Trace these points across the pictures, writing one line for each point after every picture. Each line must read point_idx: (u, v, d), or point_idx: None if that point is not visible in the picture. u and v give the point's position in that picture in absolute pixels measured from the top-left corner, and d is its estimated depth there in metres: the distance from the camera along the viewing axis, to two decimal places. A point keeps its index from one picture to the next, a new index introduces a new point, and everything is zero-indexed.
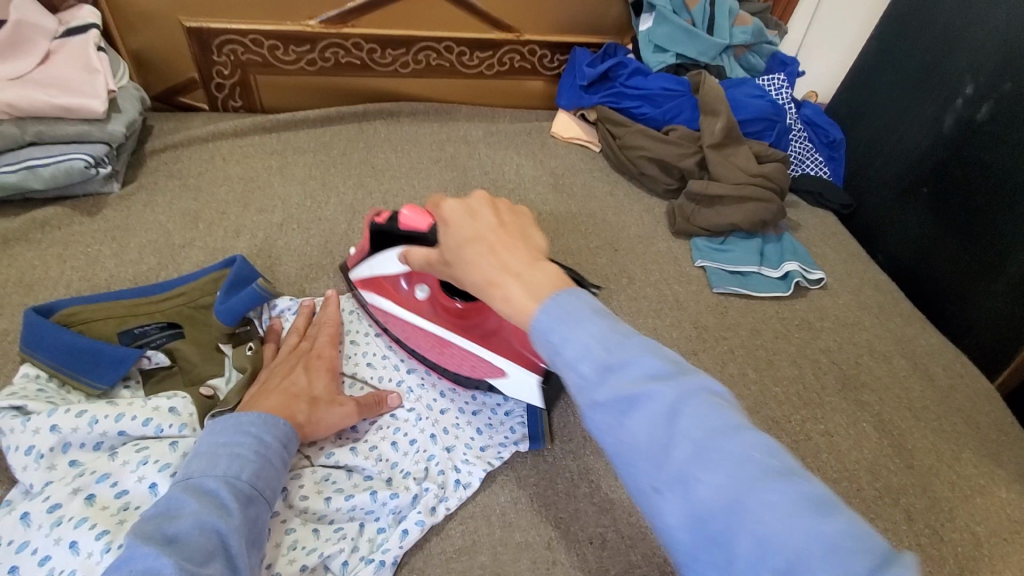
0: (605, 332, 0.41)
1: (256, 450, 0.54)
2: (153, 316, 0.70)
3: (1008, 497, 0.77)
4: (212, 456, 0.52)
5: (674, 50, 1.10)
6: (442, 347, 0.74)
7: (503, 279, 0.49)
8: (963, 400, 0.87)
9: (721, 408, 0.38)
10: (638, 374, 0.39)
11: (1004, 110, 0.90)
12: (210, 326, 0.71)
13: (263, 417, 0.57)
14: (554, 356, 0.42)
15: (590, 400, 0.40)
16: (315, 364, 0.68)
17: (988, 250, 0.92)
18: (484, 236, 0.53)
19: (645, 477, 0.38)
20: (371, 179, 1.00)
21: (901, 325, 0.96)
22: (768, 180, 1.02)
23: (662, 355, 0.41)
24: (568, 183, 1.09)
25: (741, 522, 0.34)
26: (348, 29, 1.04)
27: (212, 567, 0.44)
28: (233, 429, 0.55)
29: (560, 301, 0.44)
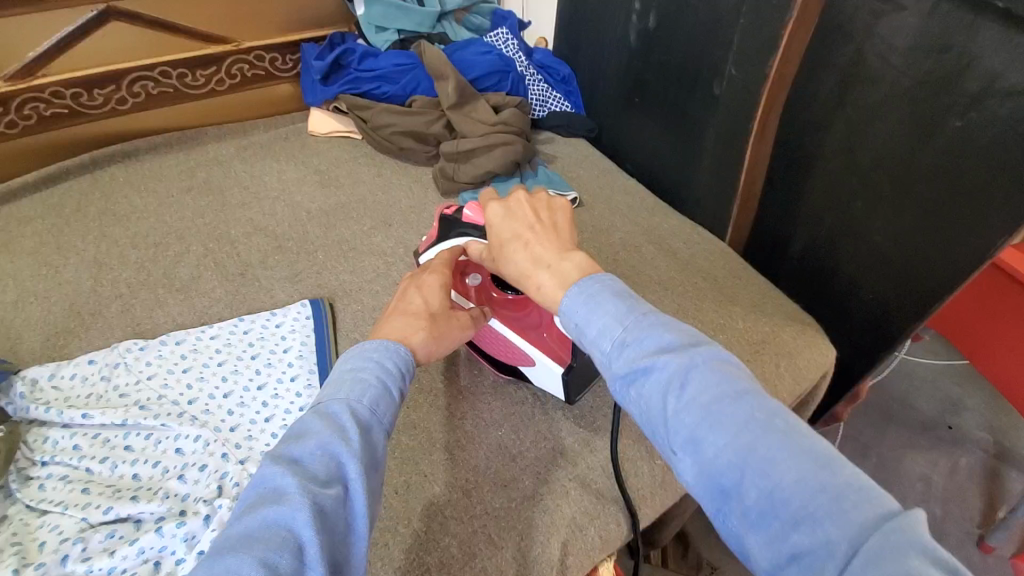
0: (620, 313, 0.50)
1: (378, 375, 0.52)
2: None
3: (743, 326, 0.94)
4: (340, 381, 0.51)
5: (393, 27, 1.16)
6: (488, 333, 0.77)
7: (535, 271, 0.60)
8: (704, 262, 1.03)
9: (729, 376, 0.44)
10: (652, 348, 0.47)
11: (664, 17, 1.04)
12: None
13: (384, 345, 0.56)
14: (579, 333, 0.52)
15: (612, 373, 0.49)
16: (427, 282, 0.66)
17: (690, 133, 1.07)
18: (520, 235, 0.63)
19: (666, 441, 0.45)
20: (115, 227, 0.95)
21: (647, 216, 1.11)
22: (508, 125, 1.12)
23: (677, 332, 0.48)
24: (334, 176, 1.11)
25: (746, 473, 0.40)
26: (37, 80, 0.97)
27: (332, 489, 0.44)
28: (359, 356, 0.54)
29: (585, 287, 0.53)
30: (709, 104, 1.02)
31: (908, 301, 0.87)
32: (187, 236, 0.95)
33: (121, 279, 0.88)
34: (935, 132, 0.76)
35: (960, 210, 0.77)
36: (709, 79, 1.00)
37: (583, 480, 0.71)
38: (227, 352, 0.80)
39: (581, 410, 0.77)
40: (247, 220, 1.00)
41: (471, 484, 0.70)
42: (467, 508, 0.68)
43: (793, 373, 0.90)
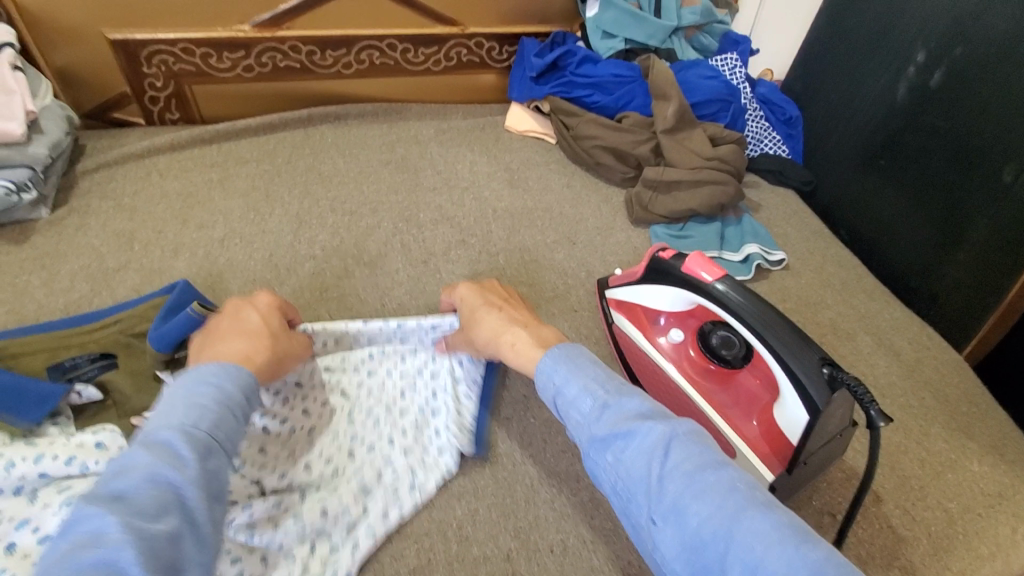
0: (600, 377, 0.51)
1: (217, 398, 0.47)
2: (86, 347, 0.67)
3: (977, 469, 0.76)
4: (173, 402, 0.45)
5: (622, 35, 1.08)
6: (682, 401, 0.72)
7: (508, 329, 0.61)
8: (930, 374, 0.86)
9: (703, 445, 0.45)
10: (631, 413, 0.48)
11: (955, 76, 0.88)
12: (145, 354, 0.68)
13: (225, 365, 0.50)
14: (557, 397, 0.52)
15: (591, 436, 0.48)
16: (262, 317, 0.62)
17: (949, 218, 0.89)
18: (493, 304, 0.66)
19: (643, 510, 0.44)
20: (317, 187, 0.97)
21: (865, 301, 0.95)
22: (723, 162, 1.02)
23: (654, 403, 0.49)
24: (524, 177, 1.07)
25: (727, 547, 0.39)
26: (283, 32, 1.00)
27: (166, 523, 0.38)
28: (194, 381, 0.48)
29: (565, 351, 0.54)
30: (988, 191, 0.84)
31: None
32: (380, 210, 0.95)
33: (316, 241, 0.89)
34: None
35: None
36: (999, 163, 0.82)
37: None
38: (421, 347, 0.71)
39: None
40: (434, 206, 0.98)
41: (635, 569, 0.61)
42: None
43: None
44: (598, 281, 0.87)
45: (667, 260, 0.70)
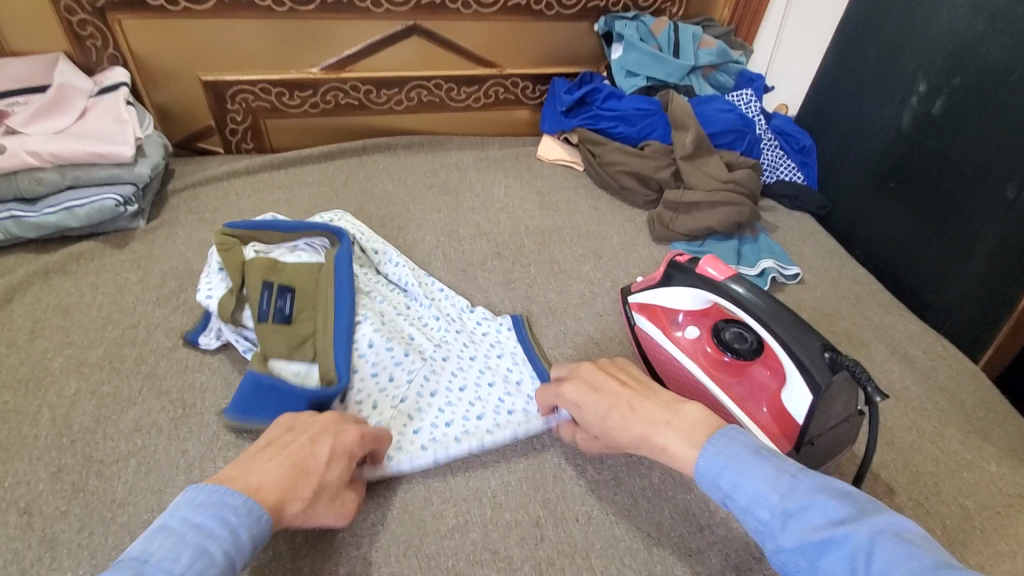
0: (773, 476, 0.49)
1: (223, 550, 0.43)
2: (299, 305, 0.78)
3: (997, 471, 0.77)
4: (176, 546, 0.42)
5: (644, 73, 1.20)
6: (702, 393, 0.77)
7: (656, 429, 0.56)
8: (945, 380, 0.89)
9: (907, 545, 0.42)
10: (820, 521, 0.45)
11: (955, 104, 0.94)
12: (303, 330, 0.77)
13: (247, 505, 0.47)
14: (727, 500, 0.50)
15: (778, 546, 0.46)
16: (347, 442, 0.59)
17: (959, 233, 0.94)
18: (619, 399, 0.61)
19: None
20: (370, 206, 1.09)
21: (879, 312, 0.99)
22: (738, 185, 1.10)
23: (842, 499, 0.46)
24: (554, 200, 1.17)
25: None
26: (346, 74, 1.16)
27: None
28: (210, 511, 0.45)
29: (721, 445, 0.52)
30: (994, 206, 0.89)
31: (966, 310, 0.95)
32: (424, 226, 1.06)
33: None
34: None
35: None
36: (1002, 180, 0.88)
37: None
38: (492, 431, 0.72)
39: None
40: (473, 223, 1.09)
41: (654, 539, 0.66)
42: (647, 565, 0.64)
43: None
44: (621, 289, 0.95)
45: (685, 263, 0.78)
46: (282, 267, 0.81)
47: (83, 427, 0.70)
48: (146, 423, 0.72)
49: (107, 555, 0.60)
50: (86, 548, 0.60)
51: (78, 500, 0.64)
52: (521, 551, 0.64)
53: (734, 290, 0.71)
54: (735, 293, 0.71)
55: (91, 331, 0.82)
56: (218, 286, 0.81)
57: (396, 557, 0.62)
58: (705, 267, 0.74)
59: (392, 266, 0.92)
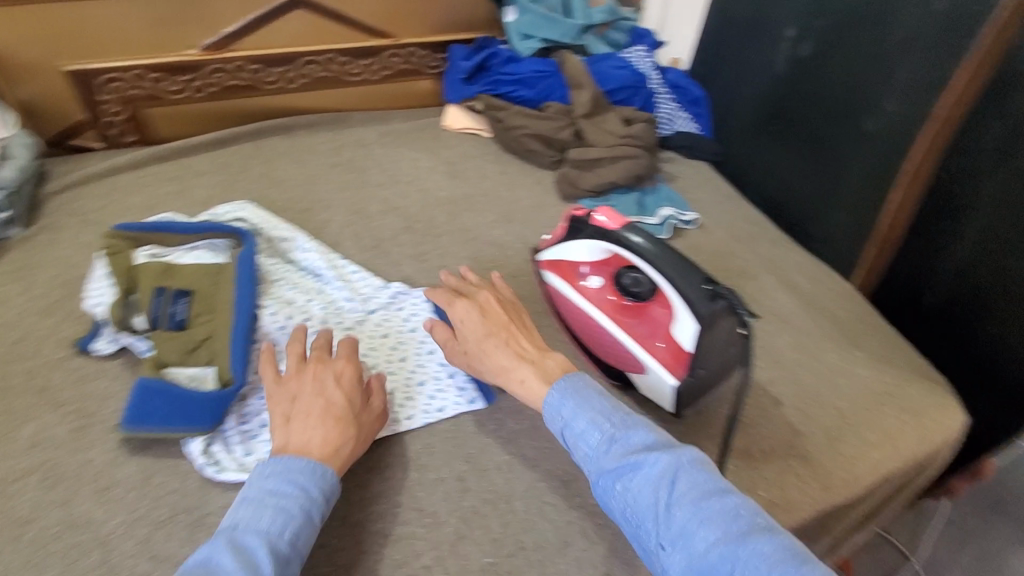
0: (606, 411, 0.62)
1: (301, 503, 0.56)
2: (196, 310, 0.75)
3: (866, 373, 0.87)
4: (259, 509, 0.54)
5: (539, 35, 1.21)
6: (605, 336, 0.81)
7: (519, 365, 0.69)
8: (824, 301, 0.98)
9: (701, 471, 0.57)
10: (637, 446, 0.59)
11: (820, 47, 1.02)
12: (198, 336, 0.73)
13: (310, 466, 0.58)
14: (564, 428, 0.62)
15: (600, 467, 0.59)
16: (345, 374, 0.67)
17: (830, 167, 1.03)
18: (498, 333, 0.72)
19: (654, 537, 0.54)
20: (271, 191, 1.06)
21: (767, 247, 1.07)
22: (636, 138, 1.14)
23: (657, 435, 0.60)
24: (463, 169, 1.18)
25: (732, 567, 0.50)
26: (229, 54, 1.10)
27: None
28: (282, 477, 0.57)
29: (570, 384, 0.64)
30: (857, 139, 0.98)
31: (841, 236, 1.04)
32: (330, 206, 1.05)
33: None
34: None
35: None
36: (860, 113, 0.96)
37: None
38: (406, 413, 0.74)
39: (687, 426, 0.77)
40: (382, 199, 1.08)
41: (572, 476, 0.71)
42: (565, 499, 0.69)
43: (915, 430, 0.82)
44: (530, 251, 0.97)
45: (582, 217, 0.82)
46: (178, 270, 0.77)
47: None
48: (44, 437, 0.68)
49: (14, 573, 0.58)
50: None
51: None
52: (448, 505, 0.67)
53: (625, 234, 0.76)
54: (625, 237, 0.76)
55: None
56: (108, 292, 0.78)
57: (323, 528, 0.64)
58: (597, 215, 0.78)
59: (302, 252, 0.90)
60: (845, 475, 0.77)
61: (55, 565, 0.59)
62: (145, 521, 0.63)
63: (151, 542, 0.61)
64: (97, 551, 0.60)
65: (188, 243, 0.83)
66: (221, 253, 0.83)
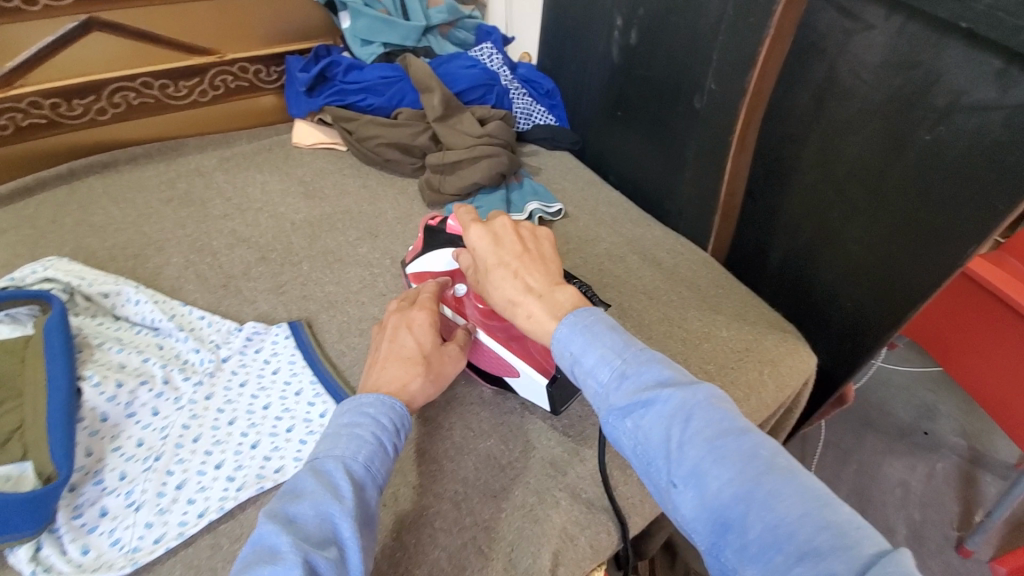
0: (619, 347, 0.54)
1: (374, 431, 0.56)
2: (5, 395, 0.65)
3: (727, 334, 0.94)
4: (335, 439, 0.55)
5: (379, 40, 1.16)
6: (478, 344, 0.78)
7: (525, 299, 0.62)
8: (686, 272, 1.04)
9: (719, 407, 0.49)
10: (649, 382, 0.51)
11: (645, 34, 1.06)
12: (8, 426, 0.63)
13: (381, 399, 0.59)
14: (576, 365, 0.56)
15: (610, 404, 0.52)
16: (417, 319, 0.69)
17: (672, 146, 1.09)
18: (506, 262, 0.65)
19: (665, 474, 0.48)
20: (92, 239, 0.93)
21: (630, 227, 1.12)
22: (493, 137, 1.14)
23: (672, 369, 0.52)
24: (319, 187, 1.11)
25: (748, 507, 0.43)
26: (14, 91, 0.95)
27: (329, 550, 0.46)
28: (354, 411, 0.58)
29: (580, 319, 0.57)
30: (690, 117, 1.04)
31: (692, 209, 1.11)
32: (167, 247, 0.94)
33: None
34: (908, 144, 0.79)
35: (954, 212, 0.76)
36: (689, 95, 1.02)
37: (573, 488, 0.71)
38: (274, 467, 0.67)
39: (570, 419, 0.78)
40: (229, 231, 0.99)
41: (461, 494, 0.69)
42: (456, 521, 0.67)
43: (774, 379, 0.90)
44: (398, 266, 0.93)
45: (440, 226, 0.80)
46: None
47: None
48: None
49: None
50: None
51: None
52: None
53: None
54: None
55: None
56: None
57: None
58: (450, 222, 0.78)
59: (132, 305, 0.81)
60: None
61: None
62: None
63: None
64: None
65: None
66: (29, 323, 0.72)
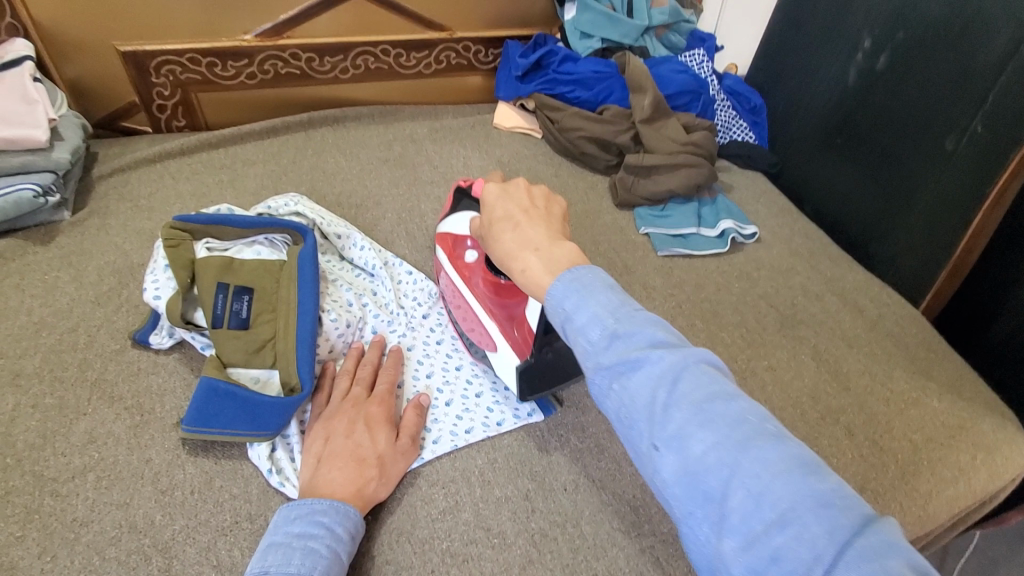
0: (612, 305, 0.48)
1: (328, 544, 0.54)
2: (261, 307, 0.73)
3: (939, 405, 0.84)
4: (288, 549, 0.52)
5: (598, 35, 1.18)
6: (476, 322, 0.78)
7: (522, 253, 0.58)
8: (892, 326, 0.94)
9: (714, 375, 0.43)
10: (641, 343, 0.45)
11: (898, 60, 0.98)
12: (263, 336, 0.71)
13: (337, 504, 0.57)
14: (567, 323, 0.49)
15: (597, 364, 0.46)
16: (374, 415, 0.66)
17: (899, 189, 0.99)
18: (512, 215, 0.62)
19: (644, 436, 0.43)
20: (322, 184, 1.03)
21: (830, 266, 1.03)
22: (696, 147, 1.10)
23: (666, 332, 0.46)
24: (514, 169, 1.14)
25: (732, 470, 0.39)
26: (283, 41, 1.08)
27: None
28: (307, 519, 0.55)
29: (576, 276, 0.51)
30: (935, 159, 0.94)
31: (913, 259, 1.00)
32: (383, 203, 1.02)
33: None
34: None
35: None
36: (940, 133, 0.92)
37: None
38: (466, 428, 0.72)
39: None
40: (434, 197, 1.05)
41: (640, 501, 0.68)
42: (635, 526, 0.66)
43: (991, 468, 0.79)
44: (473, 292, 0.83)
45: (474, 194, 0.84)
46: (239, 266, 0.75)
47: (29, 445, 0.64)
48: (101, 433, 0.66)
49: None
50: (50, 574, 0.56)
51: (35, 523, 0.59)
52: (515, 526, 0.65)
53: None
54: None
55: (24, 339, 0.74)
56: (165, 285, 0.74)
57: (388, 544, 0.61)
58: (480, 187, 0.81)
59: (357, 250, 0.88)
60: (920, 512, 0.74)
61: (116, 570, 0.57)
62: (206, 528, 0.60)
63: (212, 550, 0.59)
64: (159, 558, 0.58)
65: (246, 237, 0.81)
66: (283, 246, 0.81)
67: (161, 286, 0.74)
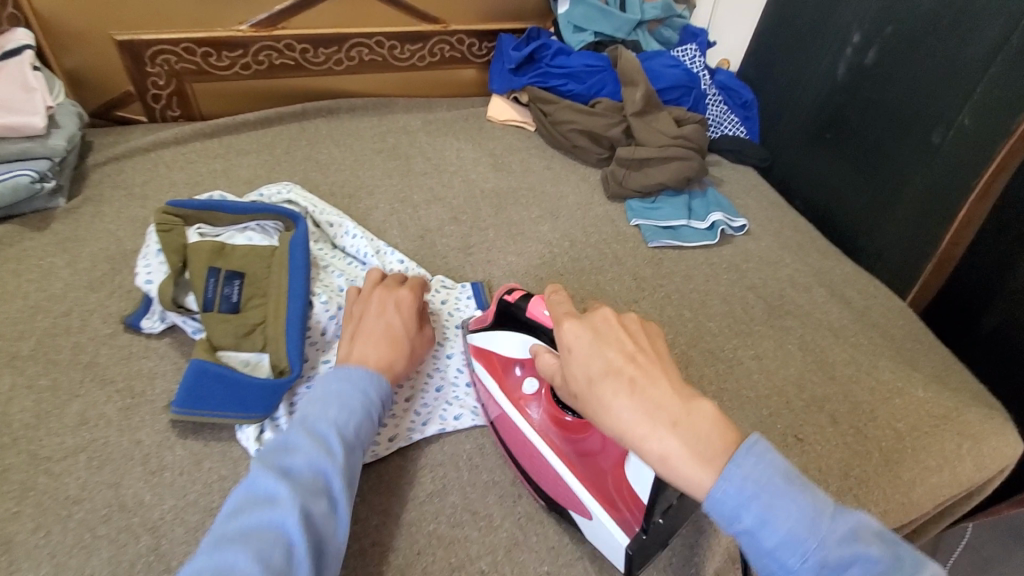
0: (807, 513, 0.44)
1: (361, 402, 0.56)
2: (251, 292, 0.74)
3: (924, 395, 0.85)
4: (326, 400, 0.55)
5: (591, 29, 1.19)
6: (553, 480, 0.63)
7: (654, 428, 0.47)
8: (878, 317, 0.96)
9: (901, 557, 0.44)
10: (845, 551, 0.43)
11: (887, 54, 0.99)
12: (253, 320, 0.72)
13: (370, 372, 0.58)
14: (750, 540, 0.44)
15: None
16: (404, 301, 0.69)
17: (886, 183, 1.01)
18: (617, 367, 0.50)
19: None
20: (316, 174, 1.04)
21: (819, 259, 1.05)
22: (687, 140, 1.11)
23: (858, 528, 0.44)
24: (507, 161, 1.15)
25: None
26: (278, 32, 1.08)
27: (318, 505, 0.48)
28: (343, 379, 0.57)
29: (753, 477, 0.44)
30: (922, 153, 0.95)
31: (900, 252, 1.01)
32: (375, 193, 1.03)
33: None
34: None
35: None
36: (928, 127, 0.93)
37: None
38: (454, 413, 0.73)
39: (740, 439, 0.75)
40: (427, 188, 1.06)
41: None
42: None
43: (973, 456, 0.80)
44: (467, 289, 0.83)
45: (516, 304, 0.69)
46: (230, 252, 0.75)
47: (23, 425, 0.65)
48: (93, 415, 0.67)
49: (69, 552, 0.57)
50: (43, 550, 0.57)
51: (29, 500, 0.60)
52: (501, 509, 0.66)
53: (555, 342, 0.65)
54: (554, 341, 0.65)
55: (19, 323, 0.74)
56: (158, 270, 0.75)
57: (376, 525, 0.62)
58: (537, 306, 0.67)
59: (349, 238, 0.89)
60: (902, 498, 0.76)
61: (107, 547, 0.57)
62: (197, 507, 0.61)
63: (202, 529, 0.60)
64: (149, 536, 0.59)
65: (238, 223, 0.82)
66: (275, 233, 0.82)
67: (153, 270, 0.75)
